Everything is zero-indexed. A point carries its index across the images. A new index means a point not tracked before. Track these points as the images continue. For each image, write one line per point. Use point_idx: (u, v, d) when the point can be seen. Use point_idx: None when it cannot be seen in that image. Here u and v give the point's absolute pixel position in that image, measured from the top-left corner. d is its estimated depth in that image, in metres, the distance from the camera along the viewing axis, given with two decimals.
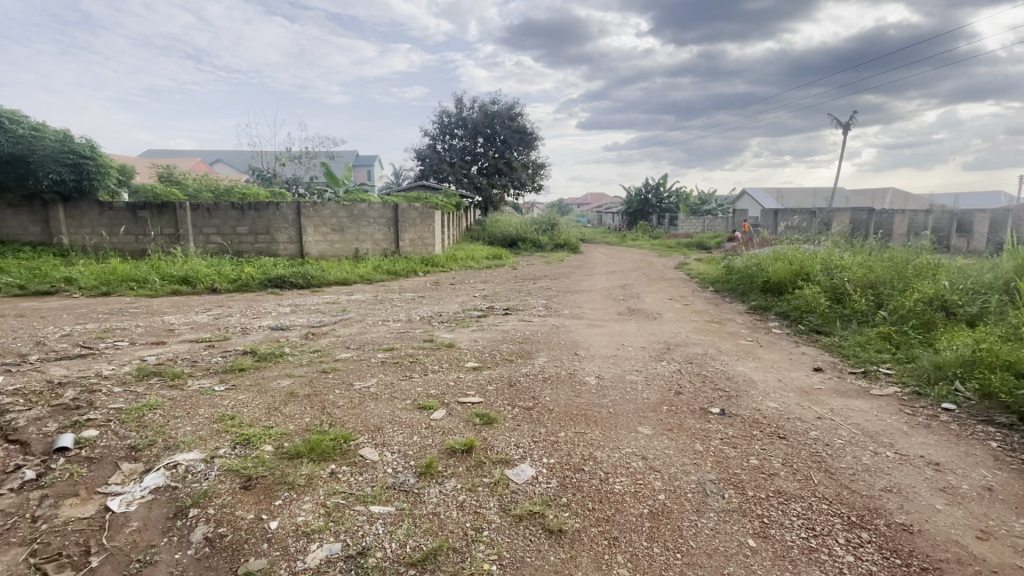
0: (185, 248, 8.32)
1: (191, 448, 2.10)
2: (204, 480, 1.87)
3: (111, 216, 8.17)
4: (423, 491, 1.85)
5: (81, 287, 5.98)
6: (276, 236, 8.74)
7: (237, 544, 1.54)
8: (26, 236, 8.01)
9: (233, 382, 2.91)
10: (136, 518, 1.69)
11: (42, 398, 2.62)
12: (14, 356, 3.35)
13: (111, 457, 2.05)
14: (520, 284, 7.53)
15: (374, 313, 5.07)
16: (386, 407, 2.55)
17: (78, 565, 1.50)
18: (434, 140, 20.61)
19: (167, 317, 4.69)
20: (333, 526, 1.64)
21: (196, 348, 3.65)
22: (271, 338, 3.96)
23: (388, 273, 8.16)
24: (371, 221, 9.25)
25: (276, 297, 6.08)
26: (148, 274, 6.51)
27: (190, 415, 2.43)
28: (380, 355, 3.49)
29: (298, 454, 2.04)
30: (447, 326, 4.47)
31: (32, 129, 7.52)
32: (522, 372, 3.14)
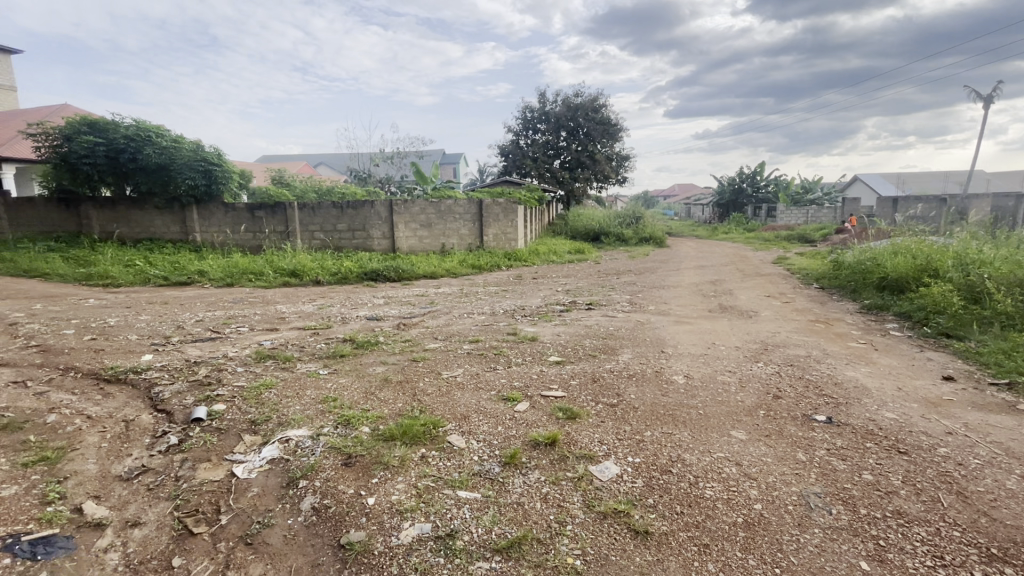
0: (293, 244, 9.14)
1: (301, 425, 2.32)
2: (311, 455, 2.05)
3: (234, 216, 9.18)
4: (508, 480, 1.88)
5: (210, 279, 6.80)
6: (371, 232, 9.32)
7: (340, 516, 1.68)
8: (168, 234, 9.25)
9: (335, 367, 3.16)
10: (256, 484, 1.90)
11: (181, 374, 3.02)
12: (161, 337, 3.91)
13: (236, 429, 2.32)
14: (603, 279, 7.42)
15: (461, 306, 5.25)
16: (472, 397, 2.63)
17: (210, 521, 1.71)
18: (518, 135, 20.79)
19: (280, 306, 5.20)
20: (424, 507, 1.72)
21: (304, 335, 4.01)
22: (367, 327, 4.25)
23: (473, 267, 8.39)
24: (457, 217, 9.56)
25: (371, 289, 6.50)
26: (264, 267, 7.24)
27: (300, 395, 2.67)
28: (466, 346, 3.61)
29: (392, 437, 2.17)
30: (530, 320, 4.52)
31: (173, 142, 8.85)
32: (607, 368, 3.09)
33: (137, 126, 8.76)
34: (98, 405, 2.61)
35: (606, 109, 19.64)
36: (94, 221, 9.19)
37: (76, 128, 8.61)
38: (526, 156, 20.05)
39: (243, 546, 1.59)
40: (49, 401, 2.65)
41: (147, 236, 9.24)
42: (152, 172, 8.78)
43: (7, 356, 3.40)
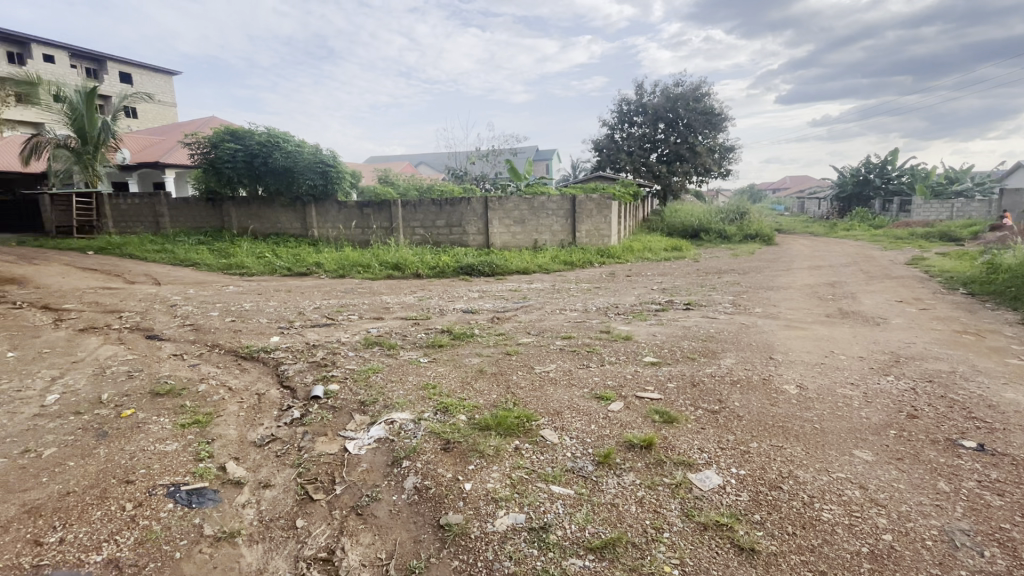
0: (397, 239, 9.74)
1: (404, 408, 2.47)
2: (413, 438, 2.18)
3: (346, 213, 9.98)
4: (602, 480, 1.85)
5: (326, 270, 7.48)
6: (467, 228, 9.66)
7: (439, 498, 1.77)
8: (292, 229, 10.30)
9: (434, 356, 3.33)
10: (365, 460, 2.06)
11: (302, 355, 3.37)
12: (286, 321, 4.39)
13: (348, 408, 2.53)
14: (703, 278, 7.02)
15: (553, 301, 5.27)
16: (565, 393, 2.63)
17: (327, 489, 1.89)
18: (612, 129, 20.29)
19: (385, 297, 5.59)
20: (518, 497, 1.76)
21: (406, 324, 4.27)
22: (463, 319, 4.42)
23: (565, 263, 8.36)
24: (550, 213, 9.57)
25: (466, 283, 6.73)
26: (371, 260, 7.81)
27: (403, 380, 2.85)
28: (559, 343, 3.61)
29: (487, 427, 2.24)
30: (624, 319, 4.41)
31: (297, 146, 9.88)
32: (707, 372, 2.92)
33: (268, 134, 9.93)
34: (236, 379, 3.00)
35: (709, 98, 18.51)
36: (234, 218, 10.50)
37: (221, 137, 9.95)
38: (621, 150, 19.52)
39: (354, 516, 1.73)
40: (200, 373, 3.09)
41: (274, 231, 10.37)
42: (279, 174, 9.85)
43: (169, 332, 4.02)
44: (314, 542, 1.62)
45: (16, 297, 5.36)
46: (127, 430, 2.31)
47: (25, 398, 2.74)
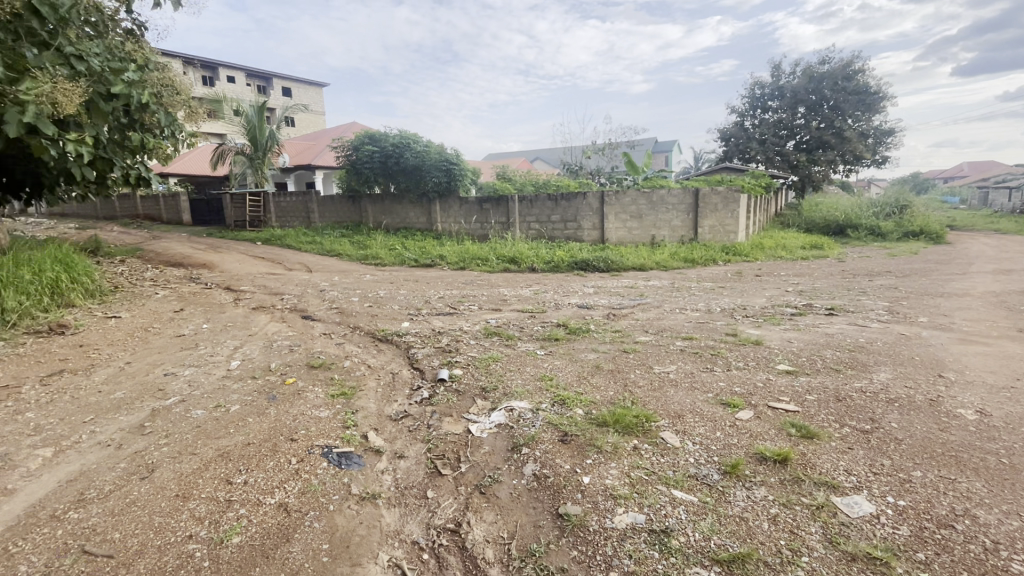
0: (514, 234, 10.02)
1: (522, 398, 2.56)
2: (532, 426, 2.25)
3: (467, 208, 10.50)
4: (729, 491, 1.75)
5: (448, 262, 7.96)
6: (582, 223, 9.61)
7: (558, 487, 1.81)
8: (418, 224, 11.11)
9: (551, 349, 3.38)
10: (487, 443, 2.17)
11: (429, 340, 3.63)
12: (414, 308, 4.77)
13: (470, 392, 2.69)
14: (850, 280, 6.20)
15: (673, 300, 5.04)
16: (687, 396, 2.52)
17: (453, 466, 2.03)
18: (742, 116, 18.74)
19: (502, 289, 5.79)
20: (637, 497, 1.73)
21: (523, 316, 4.39)
22: (579, 315, 4.41)
23: (686, 261, 7.93)
24: (670, 208, 9.14)
25: (581, 279, 6.72)
26: (490, 254, 8.13)
27: (521, 370, 2.95)
28: (679, 343, 3.45)
29: (605, 423, 2.23)
30: (753, 322, 4.08)
31: (425, 147, 10.74)
32: (855, 387, 2.59)
33: (401, 136, 10.91)
34: (375, 358, 3.34)
35: (863, 75, 16.21)
36: (370, 213, 11.60)
37: (361, 141, 11.19)
38: (752, 138, 17.94)
39: (478, 494, 1.84)
40: (345, 350, 3.50)
41: (404, 226, 11.27)
42: (410, 173, 10.76)
43: (320, 314, 4.59)
44: (443, 513, 1.76)
45: (207, 279, 6.49)
46: (291, 395, 2.70)
47: (216, 362, 3.34)
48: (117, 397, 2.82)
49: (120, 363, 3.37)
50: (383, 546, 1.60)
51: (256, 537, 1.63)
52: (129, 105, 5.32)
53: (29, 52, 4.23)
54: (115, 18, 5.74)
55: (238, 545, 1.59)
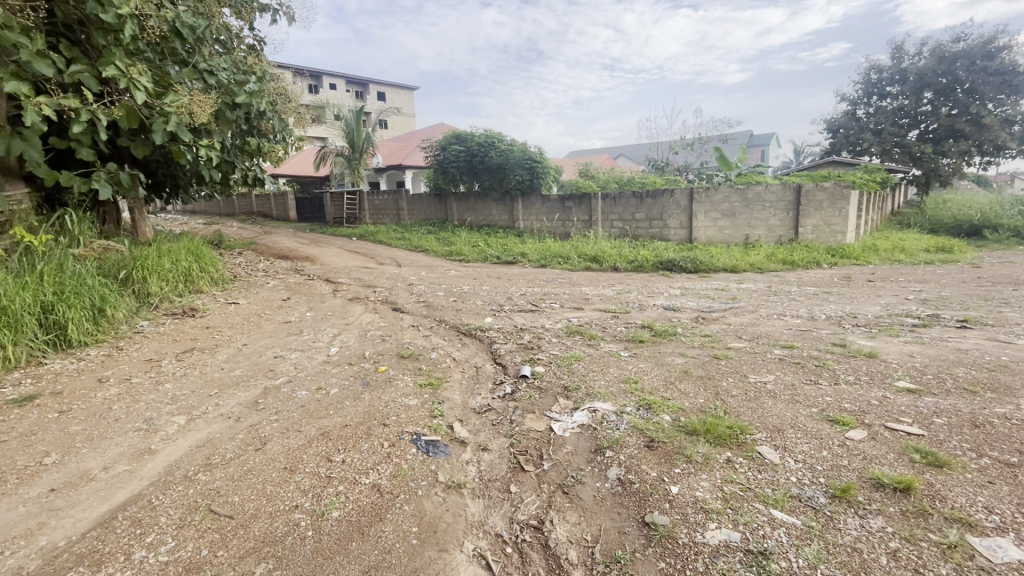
0: (596, 232, 9.87)
1: (606, 399, 2.50)
2: (616, 430, 2.19)
3: (549, 206, 10.50)
4: (838, 517, 1.59)
5: (530, 260, 8.01)
6: (668, 222, 9.24)
7: (644, 494, 1.74)
8: (501, 221, 11.30)
9: (636, 351, 3.28)
10: (570, 442, 2.15)
11: (512, 337, 3.68)
12: (497, 304, 4.85)
13: (553, 390, 2.68)
14: (987, 289, 5.38)
15: (770, 305, 4.69)
16: (787, 409, 2.33)
17: (536, 463, 2.03)
18: (854, 105, 17.00)
19: (584, 288, 5.72)
20: (731, 514, 1.62)
21: (606, 316, 4.30)
22: (665, 317, 4.24)
23: (784, 263, 7.34)
24: (767, 206, 8.49)
25: (666, 279, 6.47)
26: (572, 252, 8.07)
27: (605, 371, 2.89)
28: (777, 351, 3.20)
29: (695, 432, 2.12)
30: (866, 332, 3.67)
31: (510, 146, 10.94)
32: (996, 412, 2.24)
33: (487, 136, 11.21)
34: (459, 351, 3.45)
35: (1010, 52, 14.02)
36: (455, 211, 11.99)
37: (449, 141, 11.64)
38: (865, 129, 16.20)
39: (561, 493, 1.83)
40: (432, 342, 3.65)
41: (487, 224, 11.53)
42: (494, 171, 11.01)
43: (409, 307, 4.83)
44: (525, 509, 1.77)
45: (310, 271, 7.07)
46: (383, 383, 2.87)
47: (318, 348, 3.63)
48: (236, 374, 3.15)
49: (238, 344, 3.77)
50: (468, 535, 1.65)
51: (353, 513, 1.74)
52: (249, 113, 5.92)
53: (172, 69, 4.85)
54: (240, 35, 6.41)
55: (337, 519, 1.71)
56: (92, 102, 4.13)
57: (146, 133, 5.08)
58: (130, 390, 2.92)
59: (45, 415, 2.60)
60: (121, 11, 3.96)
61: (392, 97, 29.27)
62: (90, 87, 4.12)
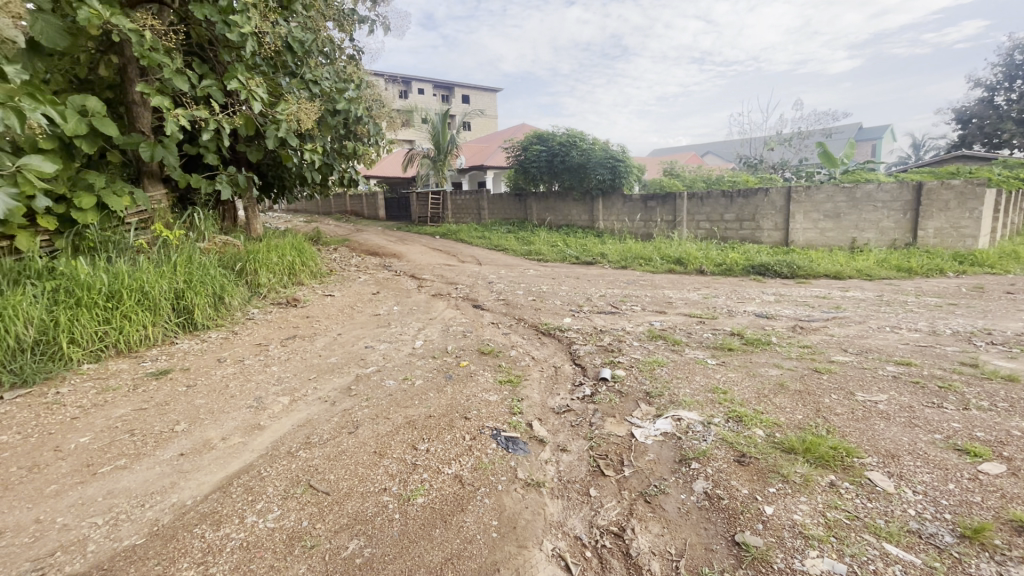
0: (680, 233, 9.46)
1: (692, 408, 2.39)
2: (703, 441, 2.09)
3: (630, 206, 10.22)
4: (967, 561, 1.40)
5: (609, 260, 7.87)
6: (761, 223, 8.64)
7: (734, 512, 1.65)
8: (581, 221, 11.19)
9: (724, 360, 3.10)
10: (652, 451, 2.07)
11: (592, 338, 3.63)
12: (575, 305, 4.81)
13: (634, 395, 2.61)
14: None
15: (881, 316, 4.22)
16: (902, 433, 2.08)
17: (616, 469, 1.99)
18: (991, 91, 14.87)
19: (667, 291, 5.50)
20: (836, 543, 1.48)
21: (691, 321, 4.11)
22: (757, 324, 3.97)
23: (897, 269, 6.58)
24: (879, 206, 7.65)
25: (758, 284, 6.06)
26: (654, 254, 7.82)
27: (690, 379, 2.76)
28: (890, 368, 2.87)
29: (793, 450, 1.96)
30: (1004, 352, 3.18)
31: (591, 145, 10.85)
32: None
33: (568, 136, 11.20)
34: (538, 350, 3.47)
35: None
36: (535, 210, 12.06)
37: (530, 141, 11.77)
38: (1005, 118, 14.13)
39: (643, 502, 1.77)
40: (511, 340, 3.70)
41: (566, 224, 11.47)
42: (575, 171, 10.95)
43: (489, 304, 4.93)
44: (605, 515, 1.73)
45: (397, 267, 7.44)
46: (465, 377, 2.95)
47: (404, 340, 3.82)
48: (332, 361, 3.41)
49: (334, 334, 4.07)
50: (547, 535, 1.65)
51: (437, 501, 1.81)
52: (347, 119, 6.36)
53: (283, 80, 5.32)
54: (341, 46, 6.91)
55: (422, 505, 1.79)
56: (218, 113, 4.63)
57: (260, 139, 5.62)
58: (244, 370, 3.26)
59: (176, 387, 2.96)
60: (244, 30, 4.42)
61: (477, 100, 30.07)
62: (217, 99, 4.63)
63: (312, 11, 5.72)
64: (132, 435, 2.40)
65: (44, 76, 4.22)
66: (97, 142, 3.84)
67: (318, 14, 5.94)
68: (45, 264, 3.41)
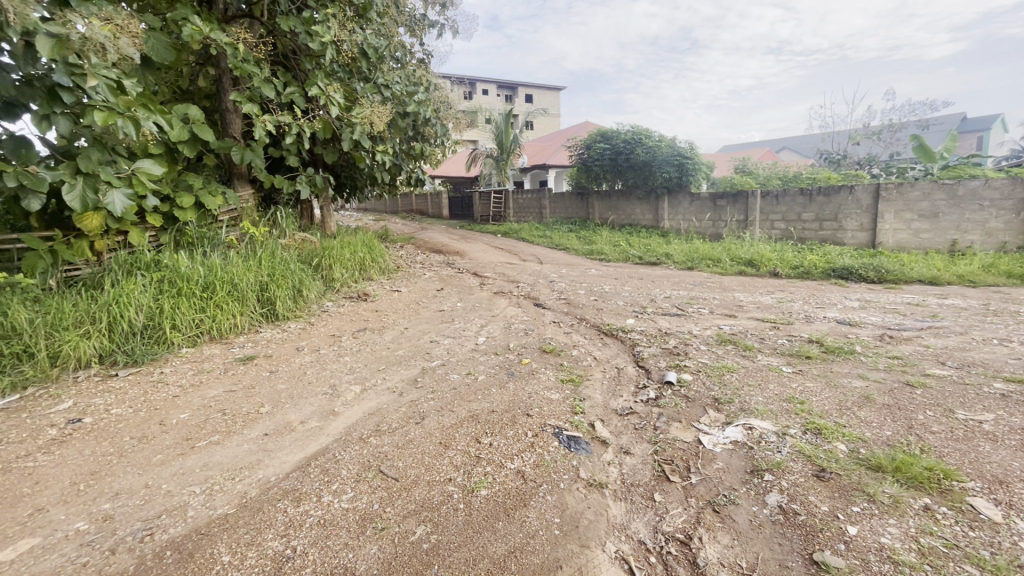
0: (752, 233, 8.99)
1: (765, 417, 2.28)
2: (777, 452, 1.98)
3: (698, 205, 9.83)
4: None
5: (674, 261, 7.63)
6: (844, 223, 8.02)
7: (813, 530, 1.55)
8: (645, 221, 10.91)
9: (801, 368, 2.92)
10: (721, 459, 1.99)
11: (656, 340, 3.54)
12: (639, 306, 4.70)
13: (701, 401, 2.52)
14: None
15: (987, 327, 3.80)
16: (1012, 457, 1.87)
17: (682, 475, 1.93)
18: None
19: (738, 294, 5.25)
20: (931, 571, 1.36)
21: (764, 326, 3.90)
22: (839, 332, 3.70)
23: (1007, 275, 5.88)
24: (986, 205, 6.86)
25: (839, 289, 5.65)
26: (723, 255, 7.49)
27: (762, 387, 2.62)
28: (998, 385, 2.58)
29: (880, 469, 1.82)
30: None
31: (657, 142, 10.57)
32: None
33: (633, 133, 10.98)
34: (600, 351, 3.43)
35: None
36: (597, 210, 11.92)
37: (594, 140, 11.65)
38: None
39: (711, 511, 1.71)
40: (573, 340, 3.68)
41: (629, 223, 11.23)
42: (639, 169, 10.71)
43: (550, 303, 4.94)
44: (671, 522, 1.69)
45: (460, 265, 7.61)
46: (526, 374, 2.98)
47: (467, 336, 3.91)
48: (400, 354, 3.55)
49: (401, 327, 4.24)
50: (610, 536, 1.63)
51: (500, 494, 1.84)
52: (416, 121, 6.59)
53: (358, 85, 5.59)
54: (412, 51, 7.17)
55: (485, 497, 1.83)
56: (300, 118, 4.95)
57: (336, 142, 5.94)
58: (321, 358, 3.48)
59: (261, 372, 3.21)
60: (324, 38, 4.70)
61: (540, 99, 30.11)
62: (299, 105, 4.95)
63: (386, 18, 5.97)
64: (223, 414, 2.63)
65: (154, 89, 4.71)
66: (196, 147, 4.23)
67: (391, 21, 6.20)
68: (152, 257, 3.79)
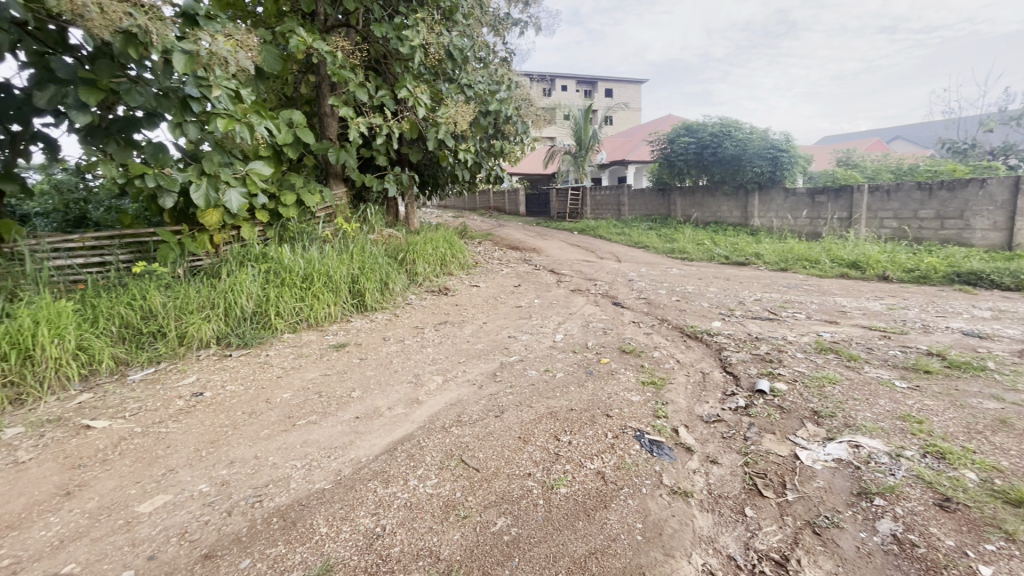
0: (856, 232, 8.19)
1: (875, 435, 2.06)
2: (890, 475, 1.79)
3: (794, 201, 9.17)
4: None
5: (765, 262, 7.11)
6: (972, 221, 7.03)
7: (935, 565, 1.39)
8: (732, 218, 10.34)
9: (918, 383, 2.61)
10: (822, 477, 1.84)
11: (746, 345, 3.32)
12: (727, 308, 4.45)
13: (798, 412, 2.33)
14: None
15: None
16: None
17: (777, 491, 1.80)
18: None
19: (840, 299, 4.80)
20: None
21: (871, 335, 3.53)
22: (966, 345, 3.26)
23: None
24: None
25: (965, 296, 4.98)
26: (821, 255, 6.90)
27: (871, 402, 2.38)
28: None
29: (1019, 503, 1.59)
30: None
31: (748, 135, 9.96)
32: None
33: (721, 125, 10.40)
34: (683, 353, 3.28)
35: None
36: (679, 207, 11.45)
37: (678, 134, 11.20)
38: None
39: (811, 532, 1.58)
40: (654, 341, 3.56)
41: (714, 220, 10.67)
42: (727, 163, 10.13)
43: (629, 302, 4.81)
44: (764, 540, 1.58)
45: (538, 262, 7.63)
46: (606, 374, 2.93)
47: (545, 332, 3.92)
48: (479, 347, 3.63)
49: (480, 322, 4.33)
50: (696, 548, 1.56)
51: (580, 493, 1.83)
52: (498, 119, 6.69)
53: (443, 86, 5.78)
54: (495, 50, 7.28)
55: (565, 495, 1.82)
56: (390, 120, 5.20)
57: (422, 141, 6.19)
58: (405, 348, 3.65)
59: (351, 358, 3.44)
60: (414, 42, 4.90)
61: (621, 93, 29.36)
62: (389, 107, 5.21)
63: (471, 20, 6.11)
64: (320, 396, 2.84)
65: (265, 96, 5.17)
66: (299, 149, 4.58)
67: (476, 21, 6.34)
68: (260, 250, 4.17)
